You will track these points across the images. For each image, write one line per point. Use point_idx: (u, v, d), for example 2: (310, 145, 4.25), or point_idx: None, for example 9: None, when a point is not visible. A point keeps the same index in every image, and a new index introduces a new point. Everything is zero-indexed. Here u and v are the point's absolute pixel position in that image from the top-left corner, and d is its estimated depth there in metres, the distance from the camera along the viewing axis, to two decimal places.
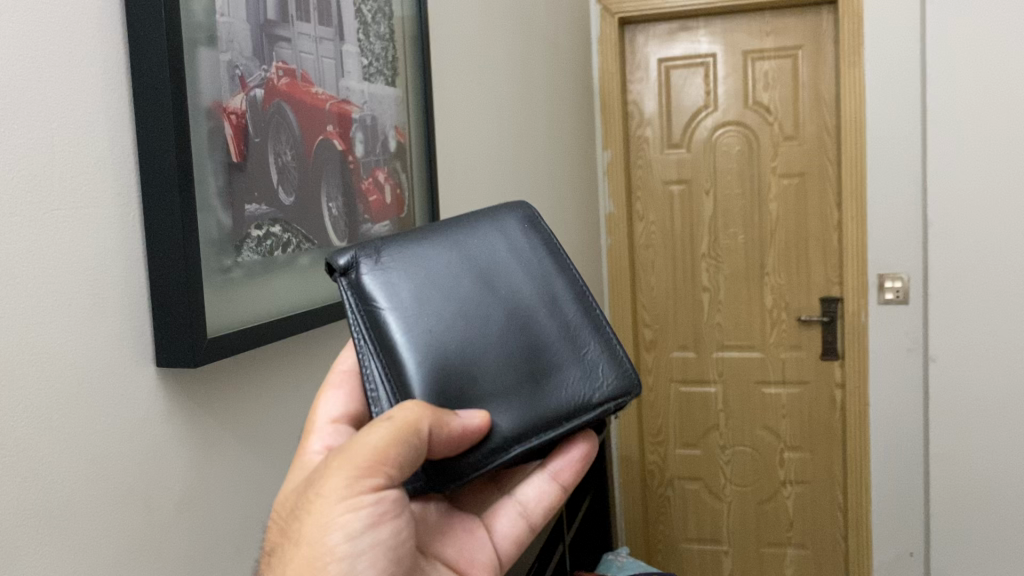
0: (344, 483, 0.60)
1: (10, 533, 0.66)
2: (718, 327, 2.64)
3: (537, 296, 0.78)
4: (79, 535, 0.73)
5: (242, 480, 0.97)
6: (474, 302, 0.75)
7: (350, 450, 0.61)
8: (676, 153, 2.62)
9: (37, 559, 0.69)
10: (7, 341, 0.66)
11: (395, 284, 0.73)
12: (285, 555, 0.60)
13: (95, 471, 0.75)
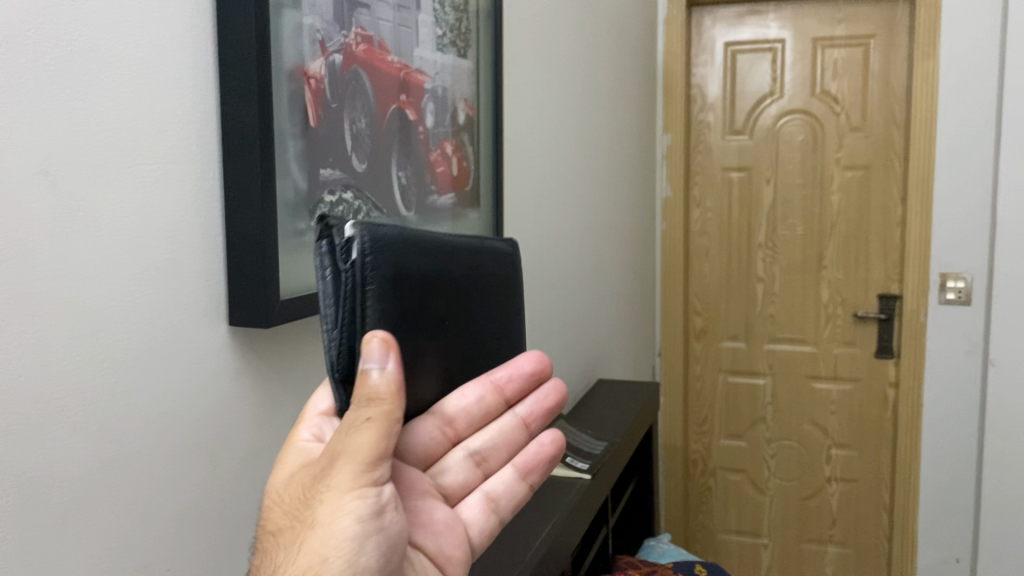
0: (349, 474, 0.53)
1: (82, 479, 0.67)
2: (771, 319, 2.60)
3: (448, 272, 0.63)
4: (146, 484, 0.74)
5: None
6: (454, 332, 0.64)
7: (342, 444, 0.54)
8: (737, 140, 2.56)
9: (110, 511, 0.70)
10: (91, 292, 0.68)
11: None
12: (288, 549, 0.54)
13: (165, 422, 0.76)
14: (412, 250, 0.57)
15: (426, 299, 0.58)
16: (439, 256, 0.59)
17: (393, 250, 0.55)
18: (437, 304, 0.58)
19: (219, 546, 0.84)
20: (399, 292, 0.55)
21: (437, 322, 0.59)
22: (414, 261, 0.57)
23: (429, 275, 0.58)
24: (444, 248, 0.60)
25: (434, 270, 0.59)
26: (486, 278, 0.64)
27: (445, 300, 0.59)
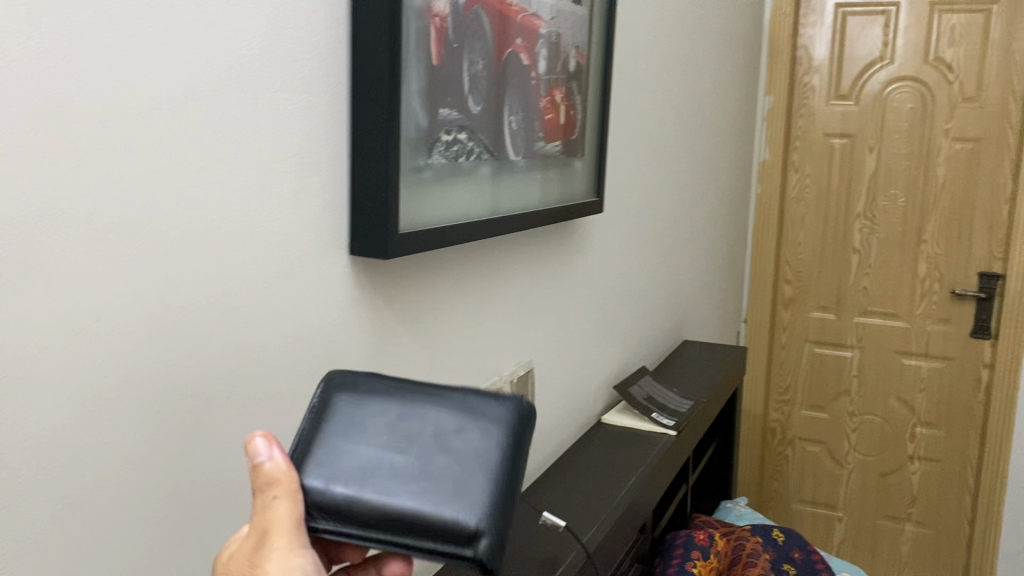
0: (285, 537, 0.58)
1: (212, 387, 0.71)
2: (864, 292, 2.54)
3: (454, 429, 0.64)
4: (267, 401, 0.78)
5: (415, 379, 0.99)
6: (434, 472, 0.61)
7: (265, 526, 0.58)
8: (842, 105, 2.49)
9: (235, 422, 0.75)
10: (228, 211, 0.71)
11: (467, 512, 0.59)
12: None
13: (288, 343, 0.79)
14: (374, 394, 0.65)
15: (365, 431, 0.63)
16: (402, 405, 0.65)
17: (352, 390, 0.66)
18: (379, 430, 0.63)
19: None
20: (343, 418, 0.64)
21: (375, 447, 0.62)
22: (371, 402, 0.65)
23: (383, 412, 0.64)
24: (414, 401, 0.65)
25: (391, 412, 0.64)
26: (452, 432, 0.63)
27: (392, 435, 0.63)
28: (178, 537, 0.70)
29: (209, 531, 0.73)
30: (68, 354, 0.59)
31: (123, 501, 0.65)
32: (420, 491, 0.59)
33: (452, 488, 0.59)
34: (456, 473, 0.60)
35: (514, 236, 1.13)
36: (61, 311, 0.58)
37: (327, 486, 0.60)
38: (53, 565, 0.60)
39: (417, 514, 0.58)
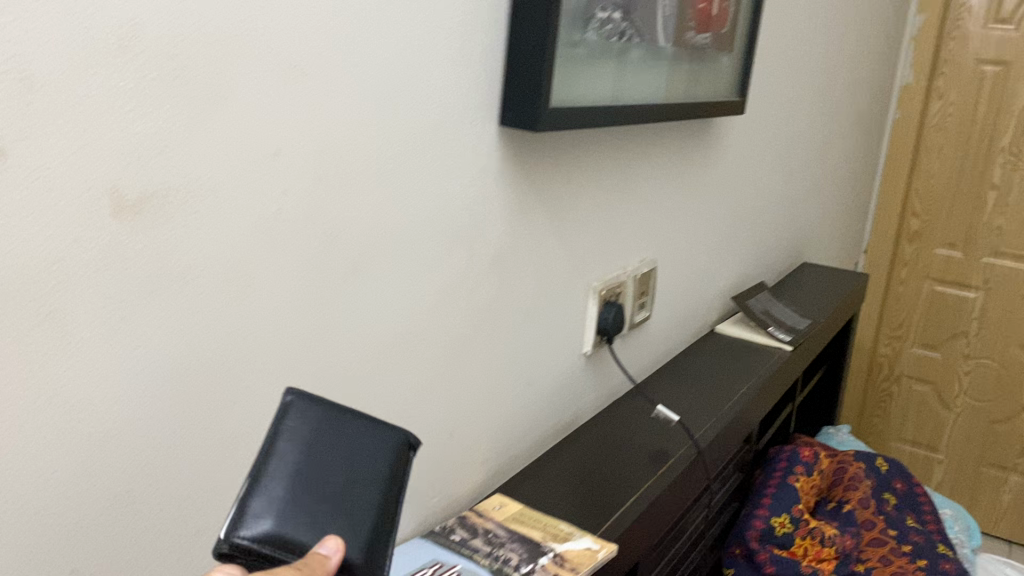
0: None
1: (365, 240, 0.73)
2: (999, 232, 2.40)
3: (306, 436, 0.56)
4: (414, 258, 0.79)
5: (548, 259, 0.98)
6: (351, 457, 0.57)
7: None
8: (1002, 30, 2.30)
9: (384, 275, 0.76)
10: (390, 63, 0.71)
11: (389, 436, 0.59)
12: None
13: (436, 205, 0.80)
14: (259, 495, 0.53)
15: (321, 511, 0.54)
16: (273, 465, 0.54)
17: (255, 513, 0.53)
18: (318, 496, 0.55)
19: (471, 336, 0.89)
20: (304, 526, 0.53)
21: (347, 509, 0.55)
22: (278, 496, 0.53)
23: (294, 490, 0.54)
24: (278, 465, 0.55)
25: (290, 480, 0.54)
26: (315, 424, 0.57)
27: (329, 482, 0.55)
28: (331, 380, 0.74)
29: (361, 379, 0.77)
30: (241, 186, 0.61)
31: (285, 338, 0.68)
32: (376, 470, 0.57)
33: (363, 434, 0.58)
34: (365, 439, 0.58)
35: (653, 126, 1.10)
36: (239, 141, 0.60)
37: (365, 547, 0.55)
38: (222, 387, 0.63)
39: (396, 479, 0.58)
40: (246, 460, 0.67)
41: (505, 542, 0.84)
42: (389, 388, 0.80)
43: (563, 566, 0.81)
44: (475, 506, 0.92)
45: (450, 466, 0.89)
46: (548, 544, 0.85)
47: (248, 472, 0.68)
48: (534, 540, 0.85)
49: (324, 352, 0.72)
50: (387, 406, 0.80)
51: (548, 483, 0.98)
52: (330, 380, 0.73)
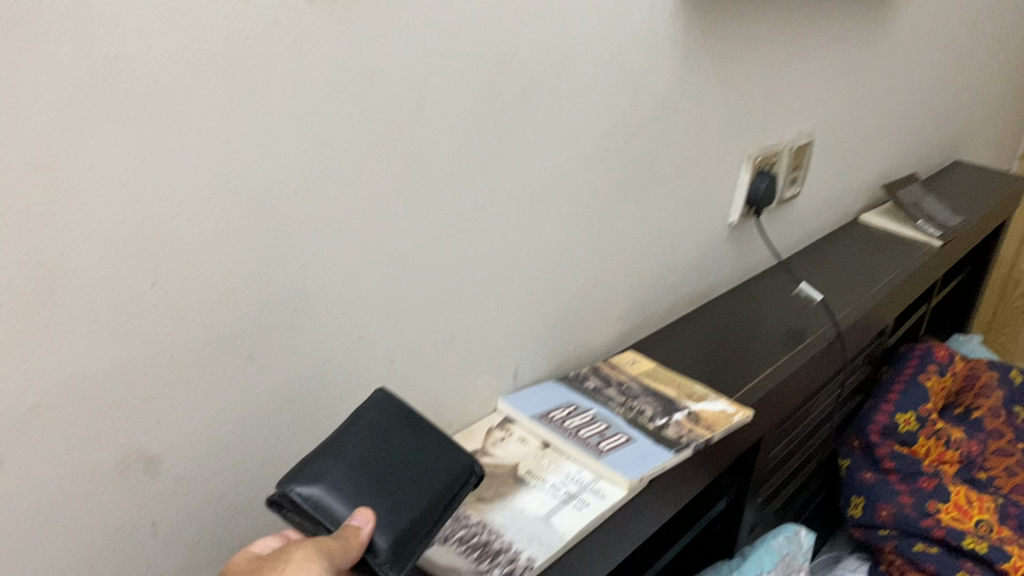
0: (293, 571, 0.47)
1: (536, 68, 0.67)
2: None
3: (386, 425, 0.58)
4: (580, 96, 0.73)
5: (707, 119, 0.92)
6: (417, 457, 0.57)
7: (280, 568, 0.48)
8: None
9: (550, 111, 0.71)
10: None
11: (454, 456, 0.58)
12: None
13: (608, 41, 0.74)
14: (318, 463, 0.55)
15: (366, 494, 0.55)
16: (338, 445, 0.57)
17: (311, 476, 0.54)
18: (368, 483, 0.55)
19: (630, 186, 0.85)
20: (346, 501, 0.54)
21: (393, 502, 0.55)
22: (336, 468, 0.55)
23: (355, 464, 0.56)
24: (349, 440, 0.57)
25: (348, 461, 0.56)
26: (389, 419, 0.59)
27: (381, 474, 0.56)
28: (496, 212, 0.70)
29: (525, 215, 0.73)
30: None
31: (457, 160, 0.64)
32: (433, 478, 0.56)
33: (434, 446, 0.58)
34: (433, 445, 0.58)
35: None
36: None
37: (395, 543, 0.53)
38: (382, 209, 0.60)
39: (450, 493, 0.56)
40: (400, 293, 0.64)
41: (639, 395, 0.83)
42: (548, 228, 0.77)
43: (698, 424, 0.79)
44: (609, 359, 0.91)
45: (592, 318, 0.87)
46: (683, 401, 0.83)
47: (408, 300, 0.65)
48: (669, 397, 0.83)
49: (492, 180, 0.68)
50: (544, 247, 0.77)
51: (682, 348, 0.96)
52: (495, 213, 0.70)
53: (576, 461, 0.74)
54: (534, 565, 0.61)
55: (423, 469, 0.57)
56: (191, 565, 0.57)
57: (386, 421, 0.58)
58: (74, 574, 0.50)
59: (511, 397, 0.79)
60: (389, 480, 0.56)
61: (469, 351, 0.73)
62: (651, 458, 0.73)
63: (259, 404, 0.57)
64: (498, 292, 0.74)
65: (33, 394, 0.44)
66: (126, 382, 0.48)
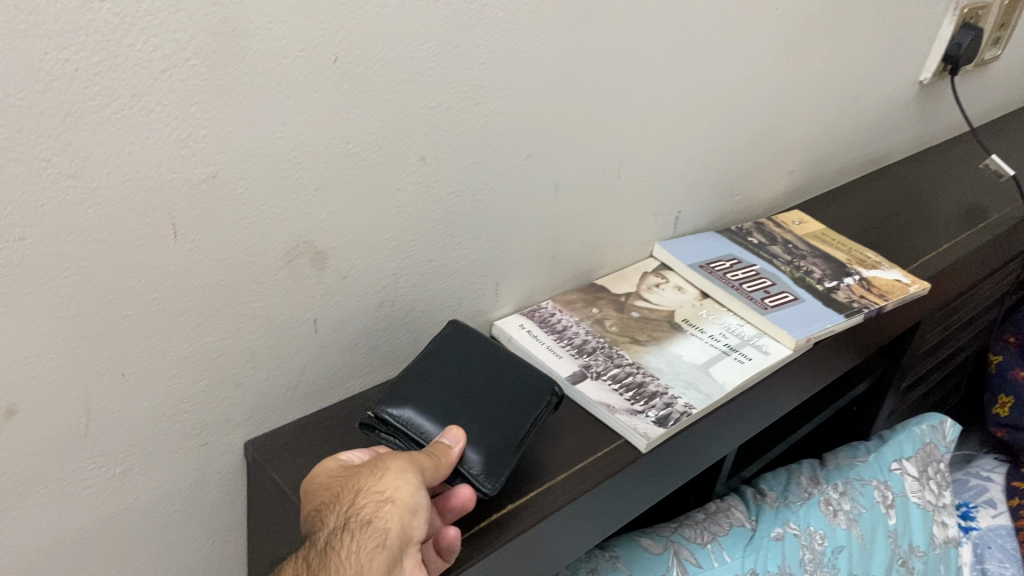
0: (395, 482, 0.43)
1: None
2: None
3: (471, 348, 0.54)
4: None
5: None
6: (501, 376, 0.52)
7: (379, 479, 0.43)
8: None
9: None
10: None
11: (535, 375, 0.53)
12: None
13: None
14: (407, 382, 0.51)
15: (457, 412, 0.50)
16: (425, 365, 0.53)
17: (400, 396, 0.50)
18: (458, 400, 0.51)
19: (827, 23, 0.76)
20: (440, 419, 0.50)
21: (483, 417, 0.50)
22: (423, 388, 0.51)
23: (440, 385, 0.51)
24: (433, 363, 0.53)
25: (435, 382, 0.52)
26: (475, 341, 0.54)
27: (468, 393, 0.51)
28: (687, 34, 0.63)
29: (715, 42, 0.66)
30: None
31: None
32: (519, 395, 0.52)
33: (519, 365, 0.53)
34: (515, 366, 0.53)
35: None
36: None
37: (488, 457, 0.48)
38: (562, 16, 0.54)
39: (536, 410, 0.52)
40: (566, 119, 0.59)
41: (806, 256, 0.77)
42: (736, 60, 0.69)
43: (870, 291, 0.73)
44: (772, 217, 0.85)
45: (760, 168, 0.81)
46: (853, 267, 0.77)
47: (573, 128, 0.60)
48: (839, 261, 0.77)
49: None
50: (728, 82, 0.70)
51: (850, 213, 0.89)
52: (687, 33, 0.63)
53: (737, 315, 0.69)
54: (692, 411, 0.58)
55: (508, 389, 0.52)
56: (345, 369, 0.56)
57: (472, 344, 0.54)
58: (224, 374, 0.49)
59: (669, 242, 0.75)
60: (475, 398, 0.51)
61: (634, 186, 0.68)
62: (819, 320, 0.68)
63: (415, 218, 0.54)
64: (663, 133, 0.68)
65: (211, 165, 0.42)
66: (301, 165, 0.46)
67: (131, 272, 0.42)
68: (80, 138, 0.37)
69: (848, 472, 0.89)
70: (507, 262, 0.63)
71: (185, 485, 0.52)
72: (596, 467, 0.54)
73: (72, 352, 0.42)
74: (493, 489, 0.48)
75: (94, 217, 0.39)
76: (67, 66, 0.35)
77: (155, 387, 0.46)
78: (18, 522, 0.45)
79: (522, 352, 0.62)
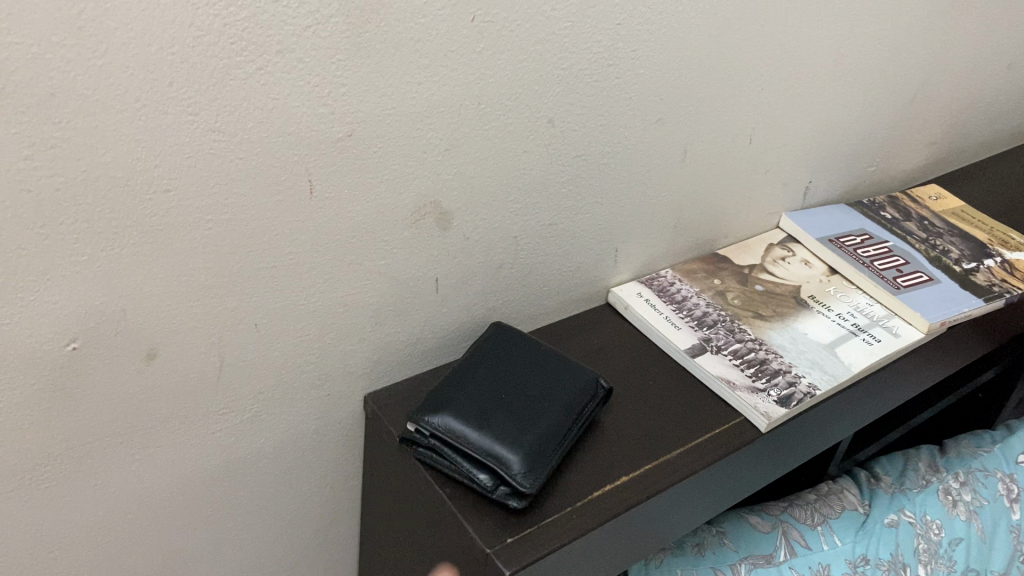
0: None
1: None
2: None
3: (509, 350, 0.54)
4: None
5: None
6: (539, 375, 0.52)
7: None
8: None
9: None
10: None
11: (575, 371, 0.53)
12: None
13: None
14: (444, 393, 0.50)
15: (496, 412, 0.49)
16: (463, 375, 0.52)
17: (438, 402, 0.49)
18: (497, 400, 0.50)
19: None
20: (479, 417, 0.49)
21: (522, 419, 0.49)
22: (462, 392, 0.50)
23: (478, 386, 0.51)
24: (470, 370, 0.52)
25: (473, 385, 0.51)
26: (515, 342, 0.54)
27: (506, 393, 0.50)
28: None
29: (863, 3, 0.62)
30: None
31: None
32: (558, 393, 0.51)
33: (556, 364, 0.53)
34: (551, 366, 0.53)
35: None
36: None
37: (528, 451, 0.47)
38: None
39: (576, 406, 0.51)
40: (699, 83, 0.57)
41: (943, 234, 0.73)
42: (883, 23, 0.65)
43: (1013, 275, 0.69)
44: (907, 190, 0.81)
45: (898, 138, 0.76)
46: (995, 247, 0.72)
47: (704, 93, 0.58)
48: (979, 241, 0.73)
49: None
50: (873, 47, 0.66)
51: (992, 188, 0.83)
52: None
53: (867, 293, 0.66)
54: (817, 393, 0.56)
55: (547, 387, 0.51)
56: (464, 329, 0.56)
57: (510, 347, 0.54)
58: (346, 329, 0.50)
59: (797, 213, 0.72)
60: (514, 397, 0.50)
61: (765, 153, 0.66)
62: (955, 303, 0.64)
63: (539, 182, 0.53)
64: (797, 100, 0.64)
65: (348, 121, 0.42)
66: (434, 124, 0.45)
67: (268, 225, 0.43)
68: (227, 92, 0.37)
69: (971, 461, 0.85)
70: (629, 228, 0.61)
71: (307, 434, 0.53)
72: (712, 443, 0.53)
73: (209, 301, 0.43)
74: (534, 488, 0.46)
75: (237, 170, 0.40)
76: (217, 20, 0.35)
77: (284, 339, 0.48)
78: (154, 460, 0.47)
79: (642, 319, 0.61)
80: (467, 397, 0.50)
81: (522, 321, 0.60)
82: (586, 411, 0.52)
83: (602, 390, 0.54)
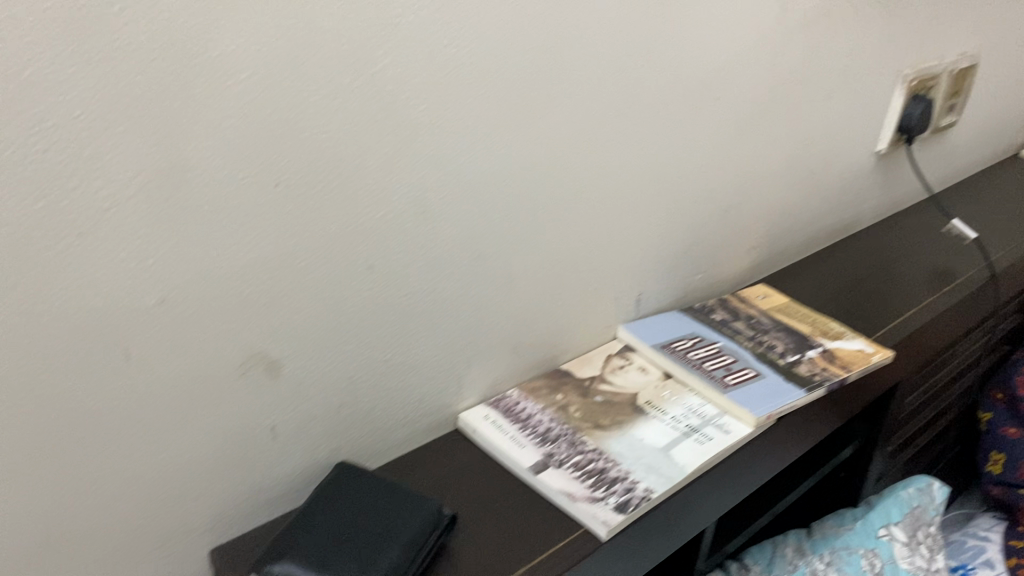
0: None
1: None
2: None
3: (352, 489, 0.55)
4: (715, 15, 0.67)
5: (853, 45, 0.84)
6: (381, 510, 0.54)
7: None
8: None
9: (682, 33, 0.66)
10: None
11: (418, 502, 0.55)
12: None
13: None
14: (286, 540, 0.51)
15: (337, 553, 0.50)
16: (306, 519, 0.53)
17: (279, 552, 0.50)
18: (338, 541, 0.51)
19: (774, 105, 0.79)
20: (319, 562, 0.50)
21: (361, 558, 0.50)
22: (303, 538, 0.51)
23: (320, 530, 0.52)
24: (313, 514, 0.53)
25: (315, 528, 0.52)
26: (359, 480, 0.56)
27: (347, 533, 0.52)
28: (631, 129, 0.67)
29: (660, 134, 0.69)
30: None
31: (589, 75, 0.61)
32: (400, 524, 0.53)
33: (399, 495, 0.55)
34: (394, 498, 0.55)
35: None
36: None
37: None
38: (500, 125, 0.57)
39: (419, 537, 0.53)
40: (513, 220, 0.62)
41: (769, 330, 0.79)
42: (684, 148, 0.72)
43: (832, 363, 0.74)
44: (737, 292, 0.87)
45: (719, 248, 0.83)
46: (816, 339, 0.78)
47: (521, 228, 0.62)
48: (801, 334, 0.79)
49: (629, 91, 0.65)
50: (678, 170, 0.73)
51: (816, 283, 0.91)
52: (630, 129, 0.66)
53: (700, 393, 0.71)
54: (652, 496, 0.59)
55: (389, 521, 0.53)
56: (309, 471, 0.58)
57: (354, 485, 0.55)
58: (180, 486, 0.51)
59: (633, 324, 0.77)
60: (355, 536, 0.52)
61: (591, 274, 0.71)
62: (780, 396, 0.69)
63: (368, 323, 0.56)
64: (614, 223, 0.70)
65: (159, 289, 0.44)
66: (250, 283, 0.48)
67: (84, 395, 0.44)
68: (29, 276, 0.39)
69: (835, 541, 0.89)
70: (467, 357, 0.64)
71: None
72: (555, 558, 0.55)
73: (32, 475, 0.44)
74: None
75: (46, 347, 0.41)
76: (12, 212, 0.38)
77: (119, 501, 0.48)
78: None
79: (487, 442, 0.63)
80: (308, 542, 0.51)
81: (369, 457, 0.61)
82: (429, 541, 0.53)
83: (446, 518, 0.55)
